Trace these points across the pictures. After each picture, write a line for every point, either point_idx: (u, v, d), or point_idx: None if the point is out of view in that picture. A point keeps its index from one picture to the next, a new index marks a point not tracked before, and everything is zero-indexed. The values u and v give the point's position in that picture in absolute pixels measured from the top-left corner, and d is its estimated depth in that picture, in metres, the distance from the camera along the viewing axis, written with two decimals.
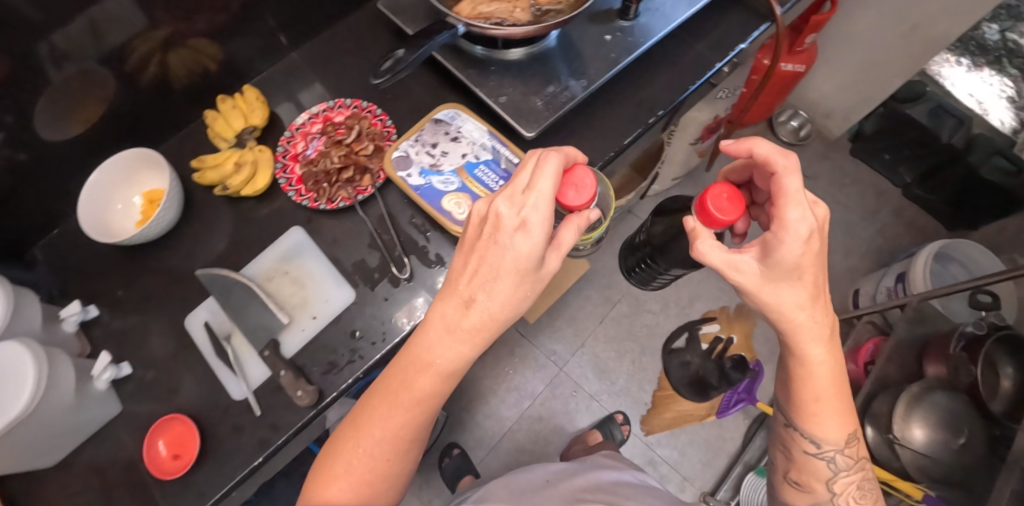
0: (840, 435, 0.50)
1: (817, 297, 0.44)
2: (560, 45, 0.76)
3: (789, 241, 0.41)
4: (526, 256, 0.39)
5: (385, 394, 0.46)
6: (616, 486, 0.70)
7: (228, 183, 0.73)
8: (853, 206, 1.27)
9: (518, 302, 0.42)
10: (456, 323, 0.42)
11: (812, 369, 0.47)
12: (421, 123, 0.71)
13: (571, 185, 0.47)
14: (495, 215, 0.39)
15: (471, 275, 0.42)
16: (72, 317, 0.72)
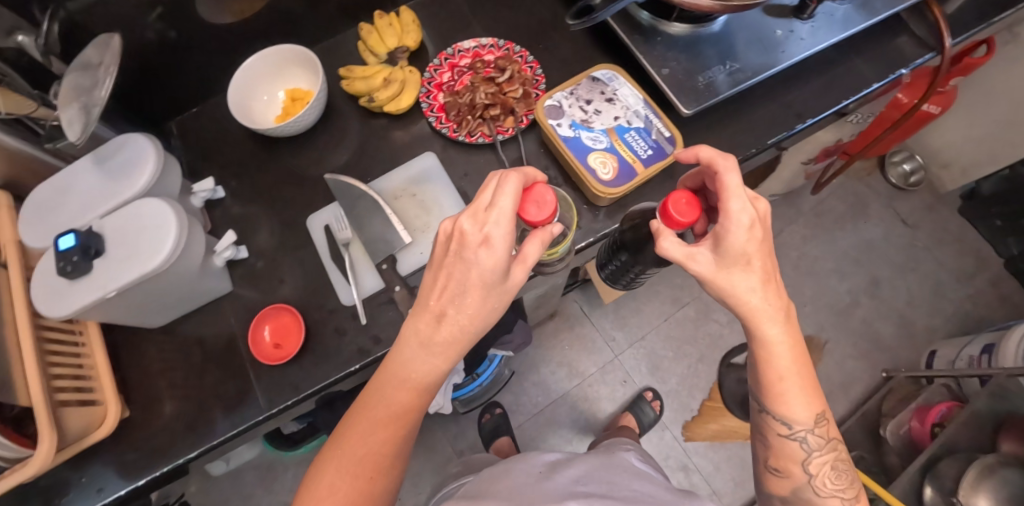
0: (809, 413, 0.48)
1: (769, 279, 0.44)
2: (732, 31, 0.74)
3: (732, 232, 0.42)
4: (491, 269, 0.41)
5: (358, 421, 0.46)
6: (609, 472, 0.63)
7: (375, 96, 0.74)
8: (949, 266, 1.20)
9: (487, 312, 0.44)
10: (429, 337, 0.44)
11: (772, 352, 0.45)
12: (578, 78, 0.72)
13: (532, 201, 0.45)
14: (460, 229, 0.42)
15: (437, 288, 0.44)
16: (202, 193, 0.74)
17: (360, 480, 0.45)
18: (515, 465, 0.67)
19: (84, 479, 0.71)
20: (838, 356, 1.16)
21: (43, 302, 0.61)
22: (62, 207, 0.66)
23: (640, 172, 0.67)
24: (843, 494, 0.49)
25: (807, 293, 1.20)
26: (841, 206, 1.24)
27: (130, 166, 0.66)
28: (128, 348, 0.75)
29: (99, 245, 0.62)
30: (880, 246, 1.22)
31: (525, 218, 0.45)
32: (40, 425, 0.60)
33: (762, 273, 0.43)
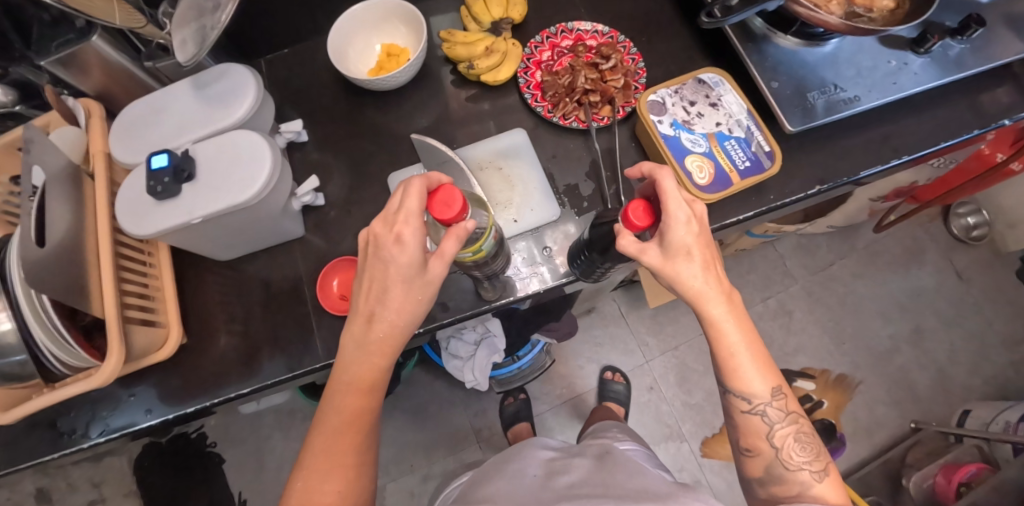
0: (765, 385, 0.54)
1: (710, 265, 0.53)
2: (843, 55, 0.72)
3: (672, 230, 0.51)
4: (405, 264, 0.51)
5: (328, 421, 0.53)
6: (599, 472, 0.69)
7: (475, 64, 0.73)
8: (998, 328, 1.16)
9: (413, 304, 0.53)
10: (364, 336, 0.53)
11: (722, 330, 0.53)
12: (684, 77, 0.70)
13: (439, 201, 0.48)
14: (374, 235, 0.52)
15: (371, 293, 0.53)
16: (287, 134, 0.74)
17: (340, 466, 0.51)
18: (509, 473, 0.74)
19: (133, 398, 0.72)
20: (870, 398, 1.14)
21: (127, 217, 0.61)
22: (154, 126, 0.66)
23: (736, 183, 0.66)
24: (812, 465, 0.54)
25: (848, 330, 1.19)
26: (896, 249, 1.22)
27: (230, 96, 0.66)
28: (191, 277, 0.76)
29: (190, 168, 0.61)
30: (930, 295, 1.19)
31: (440, 218, 0.48)
32: (110, 338, 0.60)
33: (704, 259, 0.52)
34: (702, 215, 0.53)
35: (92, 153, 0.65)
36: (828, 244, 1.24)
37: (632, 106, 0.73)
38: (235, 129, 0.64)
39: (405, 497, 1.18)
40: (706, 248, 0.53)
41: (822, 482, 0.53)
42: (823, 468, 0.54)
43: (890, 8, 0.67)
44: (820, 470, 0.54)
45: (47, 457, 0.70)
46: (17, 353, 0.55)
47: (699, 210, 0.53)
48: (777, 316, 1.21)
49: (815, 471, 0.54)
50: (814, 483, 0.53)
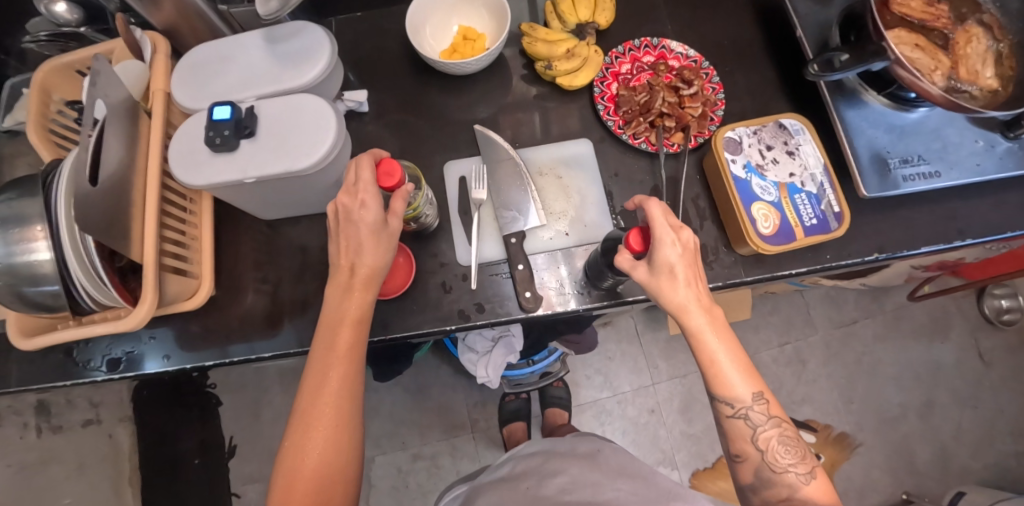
0: (747, 389, 0.54)
1: (693, 278, 0.54)
2: (929, 126, 0.69)
3: (663, 248, 0.53)
4: (371, 221, 0.56)
5: (321, 362, 0.57)
6: (592, 474, 0.71)
7: (554, 64, 0.71)
8: (1010, 415, 1.15)
9: (382, 254, 0.58)
10: (348, 285, 0.58)
11: (703, 340, 0.54)
12: (765, 119, 0.68)
13: (383, 171, 0.57)
14: (341, 204, 0.57)
15: (344, 248, 0.58)
16: (349, 102, 0.73)
17: (334, 397, 0.56)
18: (506, 481, 0.76)
19: (152, 340, 0.72)
20: (867, 461, 1.14)
21: (180, 165, 0.59)
22: (219, 74, 0.64)
23: (799, 239, 0.64)
24: (798, 466, 0.54)
25: (859, 390, 1.18)
26: (923, 318, 1.20)
27: (302, 57, 0.63)
28: (230, 229, 0.75)
29: (252, 125, 0.59)
30: (948, 371, 1.18)
31: (386, 187, 0.57)
32: (145, 285, 0.58)
33: (688, 269, 0.54)
34: (688, 235, 0.55)
35: (152, 91, 0.64)
36: (855, 301, 1.22)
37: (705, 137, 0.71)
38: (302, 92, 0.62)
39: (392, 472, 1.20)
40: (692, 258, 0.54)
41: (808, 483, 0.54)
42: (809, 469, 0.54)
43: (995, 88, 0.63)
44: (806, 470, 0.54)
45: (62, 384, 0.70)
46: (49, 284, 0.53)
47: (689, 236, 0.55)
48: (790, 363, 1.20)
49: (800, 472, 0.54)
50: (802, 484, 0.54)
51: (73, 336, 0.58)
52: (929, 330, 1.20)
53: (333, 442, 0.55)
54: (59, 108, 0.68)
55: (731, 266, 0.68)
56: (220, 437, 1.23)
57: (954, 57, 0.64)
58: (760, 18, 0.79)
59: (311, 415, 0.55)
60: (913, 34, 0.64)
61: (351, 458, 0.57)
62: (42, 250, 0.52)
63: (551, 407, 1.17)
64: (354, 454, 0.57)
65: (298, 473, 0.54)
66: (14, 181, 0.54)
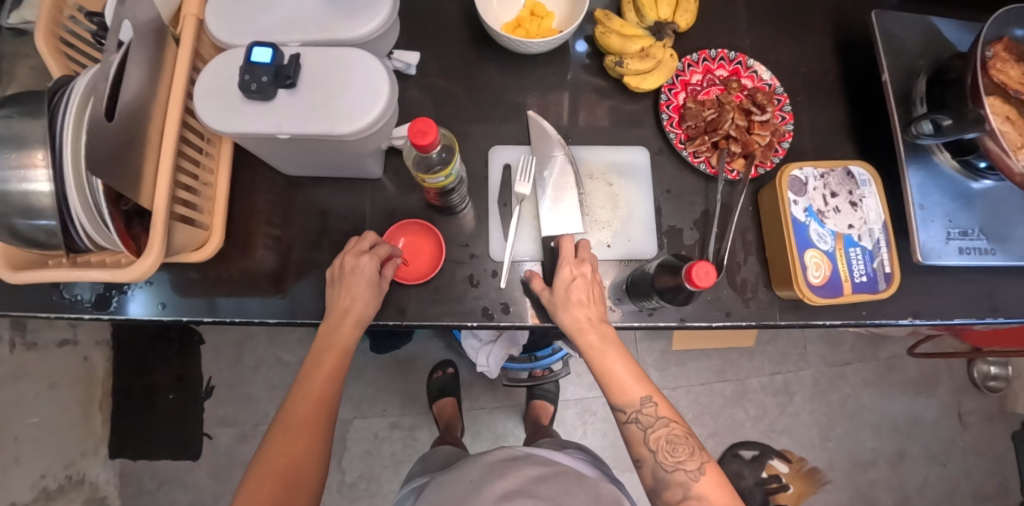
0: (633, 391, 0.57)
1: (588, 298, 0.59)
2: (992, 200, 0.67)
3: (558, 272, 0.60)
4: (368, 276, 0.59)
5: (304, 378, 0.58)
6: (541, 486, 0.61)
7: (626, 61, 0.66)
8: (975, 476, 1.19)
9: (370, 304, 0.59)
10: (335, 325, 0.59)
11: (596, 349, 0.58)
12: (834, 163, 0.66)
13: (417, 132, 0.47)
14: (347, 260, 0.59)
15: (342, 293, 0.59)
16: (397, 62, 0.67)
17: (313, 407, 0.56)
18: (449, 486, 0.67)
19: (148, 284, 0.67)
20: (832, 498, 1.17)
21: (209, 110, 0.54)
22: (262, 11, 0.58)
23: (846, 293, 0.62)
24: (687, 463, 0.54)
25: (839, 430, 1.20)
26: (916, 371, 1.22)
27: (358, 6, 0.57)
28: (246, 177, 0.70)
29: (294, 75, 0.53)
30: (926, 426, 1.20)
31: (418, 147, 0.47)
32: (153, 235, 0.54)
33: (583, 292, 0.59)
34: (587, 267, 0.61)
35: (183, 15, 0.58)
36: (852, 343, 1.23)
37: (766, 169, 0.68)
38: (353, 46, 0.56)
39: (369, 437, 1.19)
40: (590, 286, 0.59)
41: (697, 480, 0.53)
42: (700, 464, 0.54)
43: None
44: (697, 466, 0.54)
45: (45, 315, 0.66)
46: (44, 218, 0.48)
47: (589, 269, 0.60)
48: (778, 394, 1.21)
49: (690, 470, 0.54)
50: (692, 482, 0.54)
51: (59, 278, 0.53)
52: (919, 384, 1.22)
53: (308, 448, 0.54)
54: (72, 13, 0.61)
55: (768, 308, 0.66)
56: (197, 375, 1.20)
57: None
58: (842, 50, 0.75)
59: (287, 427, 0.55)
60: (1007, 106, 0.61)
61: (317, 474, 0.55)
62: (40, 181, 0.46)
63: (537, 399, 1.17)
64: (323, 466, 0.55)
65: (268, 473, 0.52)
66: (14, 97, 0.47)
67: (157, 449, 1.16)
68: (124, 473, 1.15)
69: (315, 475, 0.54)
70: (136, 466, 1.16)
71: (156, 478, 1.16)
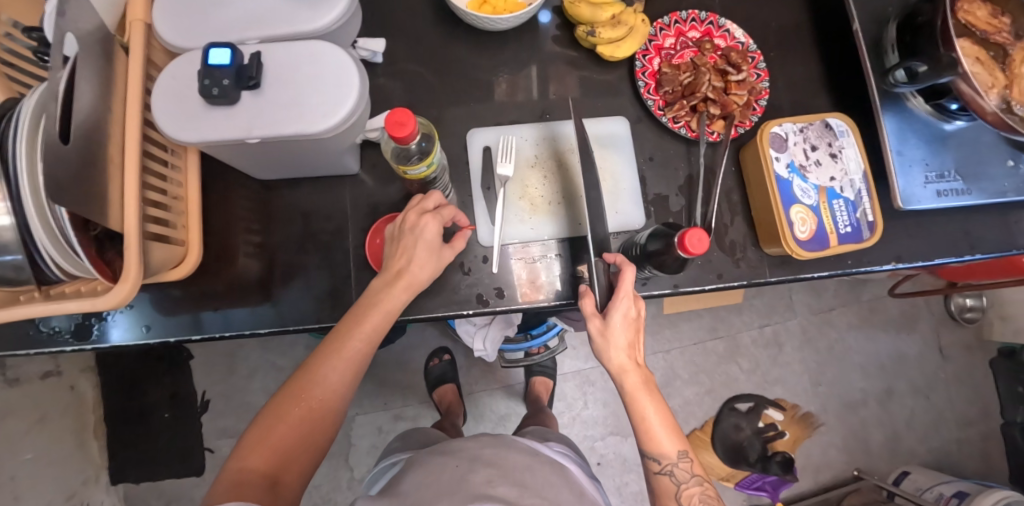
0: (671, 446, 0.57)
1: (633, 345, 0.57)
2: (964, 140, 0.68)
3: (614, 309, 0.55)
4: (430, 238, 0.57)
5: (344, 331, 0.56)
6: (527, 475, 0.61)
7: (598, 30, 0.65)
8: (957, 404, 1.25)
9: (428, 268, 0.58)
10: (386, 285, 0.57)
11: (636, 398, 0.57)
12: (812, 117, 0.67)
13: (395, 123, 0.45)
14: (410, 217, 0.58)
15: (402, 251, 0.58)
16: (363, 51, 0.64)
17: (348, 362, 0.55)
18: (433, 463, 0.65)
19: (131, 307, 0.65)
20: (826, 439, 1.22)
21: (170, 118, 0.51)
22: (213, 9, 0.54)
23: (832, 245, 0.64)
24: None
25: (829, 374, 1.24)
26: (897, 311, 1.26)
27: None
28: (219, 185, 0.67)
29: (257, 75, 0.51)
30: (910, 362, 1.25)
31: (396, 139, 0.45)
32: (128, 261, 0.52)
33: (631, 336, 0.57)
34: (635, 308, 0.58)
35: (129, 21, 0.54)
36: (835, 289, 1.26)
37: (745, 128, 0.68)
38: (314, 39, 0.54)
39: (374, 432, 1.19)
40: (638, 330, 0.58)
41: None
42: None
43: None
44: None
45: (23, 352, 0.63)
46: (11, 254, 0.45)
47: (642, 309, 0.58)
48: (768, 345, 1.25)
49: None
50: None
51: (32, 314, 0.50)
52: (901, 323, 1.26)
53: (331, 401, 0.54)
54: (5, 29, 0.57)
55: (756, 266, 0.67)
56: (192, 390, 1.18)
57: (1010, 75, 0.63)
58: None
59: (318, 375, 0.54)
60: (975, 47, 0.63)
61: (331, 425, 0.55)
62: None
63: (537, 375, 1.18)
64: (340, 416, 0.56)
65: (281, 417, 0.52)
66: None
67: (158, 469, 1.15)
68: (129, 497, 1.14)
69: (328, 426, 0.54)
70: (141, 489, 1.14)
71: (162, 498, 1.15)
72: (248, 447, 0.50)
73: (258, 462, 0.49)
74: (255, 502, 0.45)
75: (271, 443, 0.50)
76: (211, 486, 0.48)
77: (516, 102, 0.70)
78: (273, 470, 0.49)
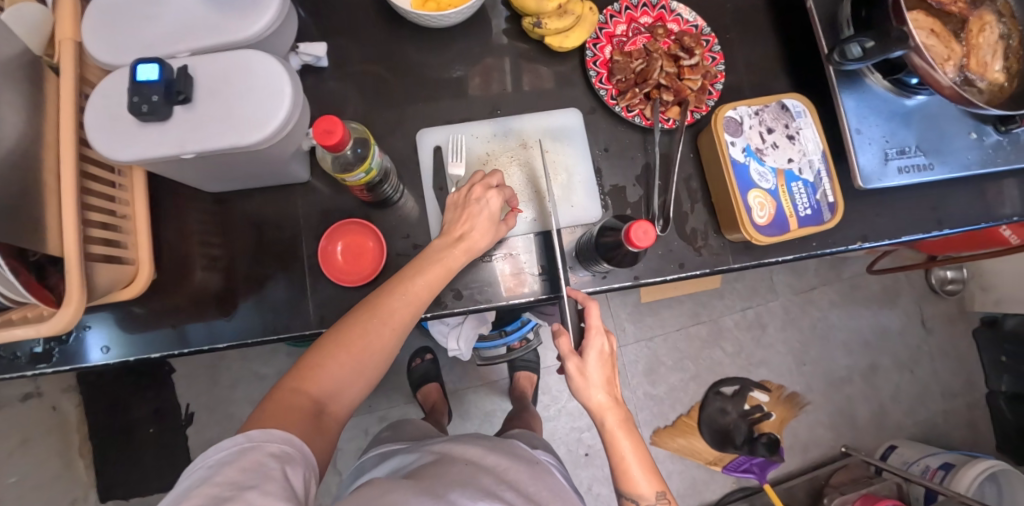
0: (649, 487, 0.54)
1: (610, 381, 0.55)
2: (926, 114, 0.67)
3: (590, 345, 0.54)
4: (493, 209, 0.59)
5: (406, 280, 0.55)
6: (530, 483, 0.59)
7: (544, 21, 0.63)
8: (943, 376, 1.25)
9: (488, 235, 0.59)
10: (447, 245, 0.57)
11: (616, 438, 0.54)
12: (768, 99, 0.66)
13: (322, 131, 0.45)
14: (475, 190, 0.59)
15: (464, 217, 0.58)
16: (304, 56, 0.64)
17: (404, 315, 0.55)
18: (433, 459, 0.62)
19: (87, 329, 0.63)
20: (813, 418, 1.22)
21: (101, 136, 0.50)
22: (141, 24, 0.53)
23: (792, 229, 0.63)
24: None
25: (813, 353, 1.24)
26: (877, 286, 1.26)
27: (243, 3, 0.53)
28: (170, 200, 0.66)
29: (187, 89, 0.50)
30: (893, 336, 1.26)
31: (327, 147, 0.45)
32: (70, 284, 0.50)
33: (608, 372, 0.54)
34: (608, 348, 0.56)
35: (57, 40, 0.52)
36: (816, 268, 1.26)
37: (702, 113, 0.67)
38: (245, 47, 0.52)
39: (360, 435, 1.19)
40: (613, 365, 0.56)
41: None
42: None
43: (1003, 81, 0.62)
44: None
45: None
46: None
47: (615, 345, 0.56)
48: (751, 327, 1.24)
49: None
50: None
51: None
52: (882, 298, 1.26)
53: (381, 350, 0.54)
54: None
55: (719, 252, 0.66)
56: (176, 404, 1.18)
57: (967, 46, 0.62)
58: None
59: (373, 324, 0.53)
60: (930, 18, 0.62)
61: (373, 374, 0.55)
62: None
63: (521, 370, 1.18)
64: (383, 367, 0.56)
65: (334, 353, 0.52)
66: None
67: (147, 484, 1.14)
68: None
69: (370, 374, 0.54)
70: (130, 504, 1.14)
71: None
72: (295, 378, 0.50)
73: (309, 388, 0.50)
74: (303, 434, 0.46)
75: (319, 381, 0.51)
76: (263, 401, 0.48)
77: (468, 98, 0.68)
78: (322, 399, 0.50)
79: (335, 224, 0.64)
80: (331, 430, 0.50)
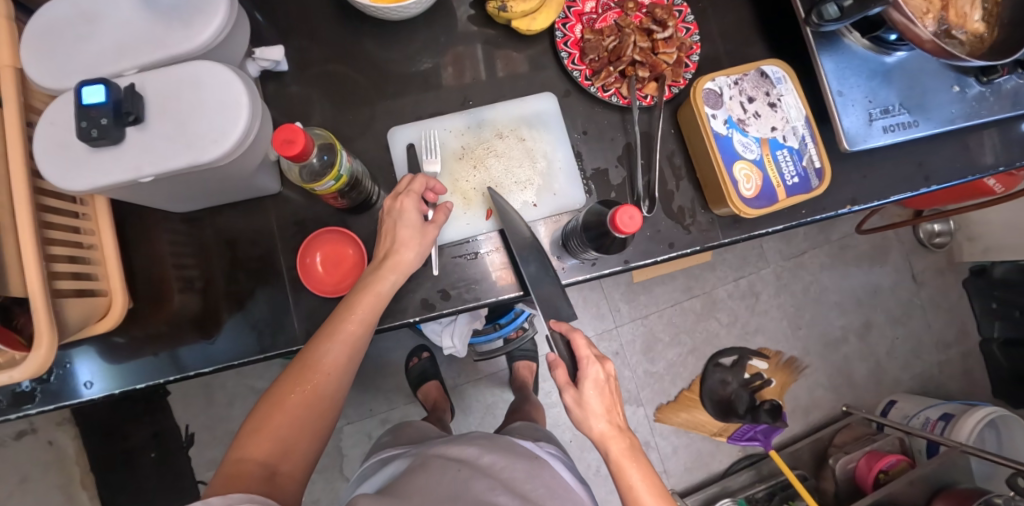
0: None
1: (612, 408, 0.56)
2: (908, 70, 0.65)
3: (585, 377, 0.55)
4: (411, 220, 0.57)
5: (337, 317, 0.54)
6: (528, 483, 0.58)
7: (510, 4, 0.61)
8: (936, 327, 1.27)
9: (416, 250, 0.57)
10: (375, 271, 0.56)
11: (622, 466, 0.55)
12: (746, 67, 0.64)
13: (284, 140, 0.44)
14: (391, 206, 0.57)
15: (387, 237, 0.57)
16: (263, 61, 0.60)
17: (343, 349, 0.54)
18: (427, 464, 0.61)
19: (70, 365, 0.60)
20: (811, 380, 1.23)
21: (51, 168, 0.47)
22: (83, 42, 0.50)
23: (780, 199, 0.62)
24: None
25: (807, 317, 1.25)
26: (866, 245, 1.26)
27: (188, 11, 0.50)
28: (136, 223, 0.63)
29: (136, 110, 0.47)
30: (885, 292, 1.26)
31: (289, 157, 0.44)
32: (36, 323, 0.47)
33: (607, 401, 0.56)
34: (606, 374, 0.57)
35: None
36: (805, 233, 1.25)
37: (680, 87, 0.65)
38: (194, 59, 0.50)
39: (364, 439, 1.18)
40: (611, 392, 0.57)
41: None
42: None
43: (982, 32, 0.60)
44: None
45: None
46: None
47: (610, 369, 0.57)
48: (744, 297, 1.24)
49: None
50: None
51: None
52: (871, 256, 1.27)
53: (325, 388, 0.54)
54: None
55: (707, 228, 0.65)
56: (175, 426, 1.17)
57: None
58: None
59: (311, 365, 0.53)
60: None
61: (327, 412, 0.54)
62: None
63: (520, 360, 1.17)
64: (337, 403, 0.56)
65: (280, 404, 0.51)
66: None
67: None
68: None
69: (326, 414, 0.54)
70: None
71: None
72: (248, 435, 0.50)
73: (255, 452, 0.49)
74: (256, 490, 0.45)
75: (269, 434, 0.50)
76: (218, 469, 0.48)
77: (438, 91, 0.66)
78: (271, 460, 0.49)
79: (313, 236, 0.61)
80: (285, 491, 0.49)
